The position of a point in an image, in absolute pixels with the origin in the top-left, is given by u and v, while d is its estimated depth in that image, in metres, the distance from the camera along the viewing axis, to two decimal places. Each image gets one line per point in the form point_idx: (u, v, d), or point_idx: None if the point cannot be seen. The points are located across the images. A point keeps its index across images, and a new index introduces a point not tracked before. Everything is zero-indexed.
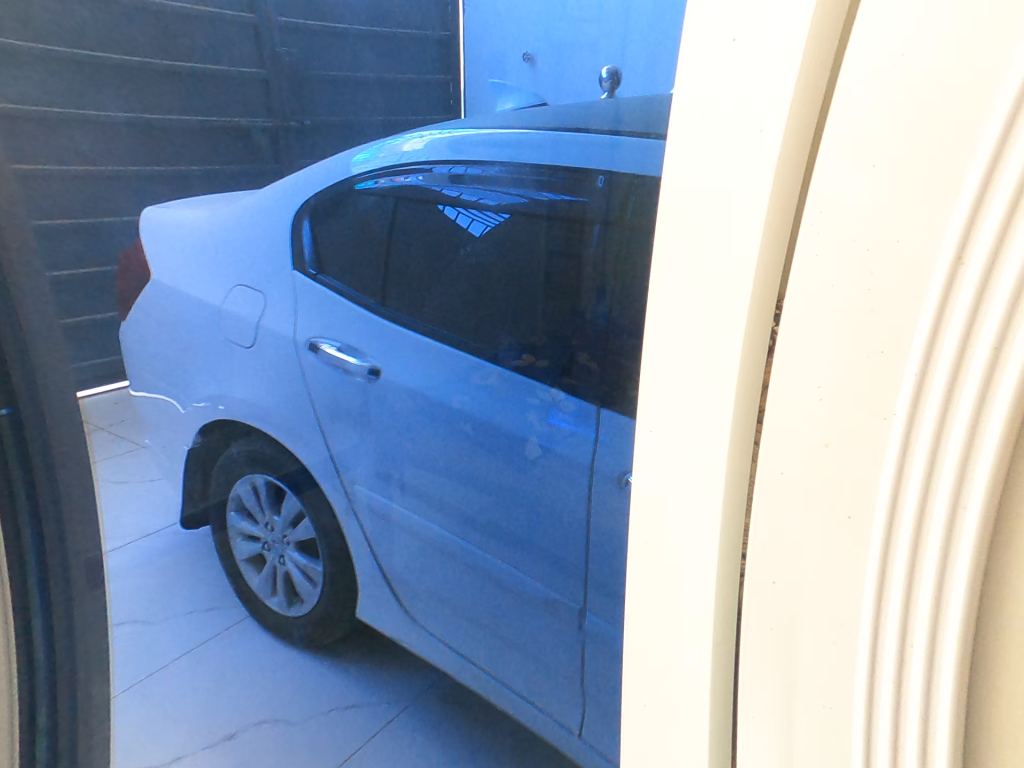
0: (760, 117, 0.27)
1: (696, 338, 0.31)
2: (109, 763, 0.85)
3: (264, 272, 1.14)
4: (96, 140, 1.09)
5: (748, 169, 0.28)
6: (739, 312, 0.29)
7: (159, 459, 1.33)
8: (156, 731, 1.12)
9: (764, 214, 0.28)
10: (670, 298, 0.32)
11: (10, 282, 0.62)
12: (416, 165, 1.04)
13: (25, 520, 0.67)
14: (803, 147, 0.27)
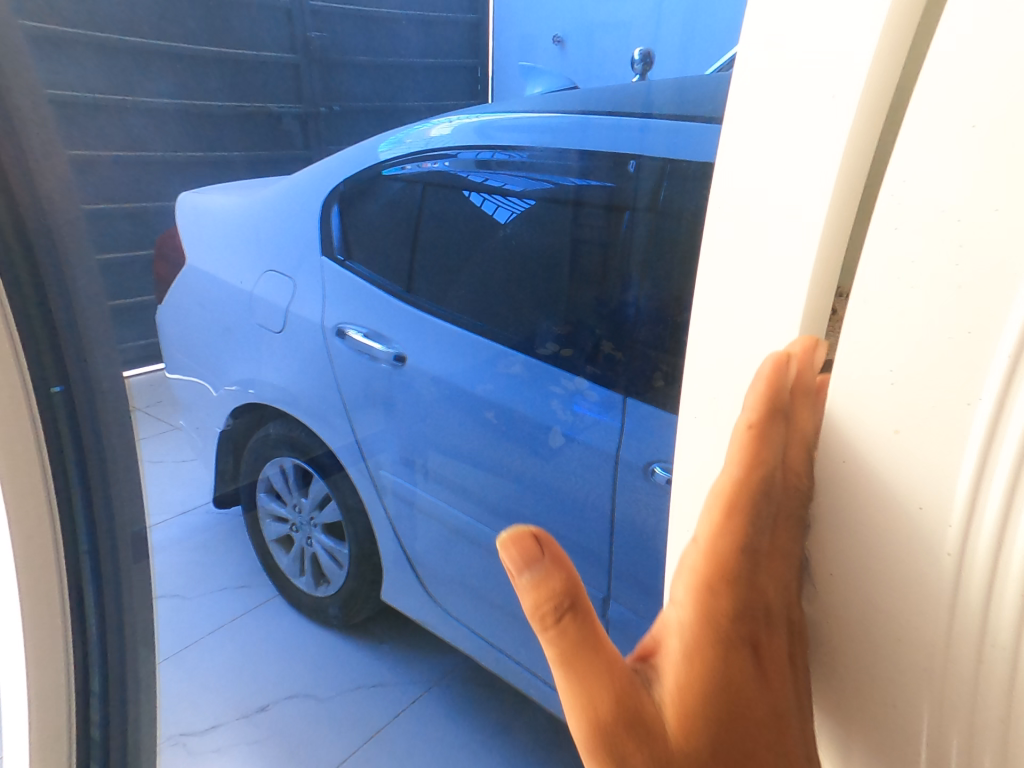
0: (822, 136, 0.31)
1: (760, 297, 0.36)
2: (151, 727, 0.88)
3: (293, 258, 1.15)
4: (149, 124, 1.17)
5: (807, 178, 0.32)
6: (805, 272, 0.33)
7: (194, 440, 1.37)
8: (194, 698, 1.21)
9: (834, 181, 0.31)
10: (735, 266, 0.36)
11: (64, 262, 0.64)
12: (444, 150, 1.03)
13: (77, 494, 0.69)
14: (871, 140, 0.30)
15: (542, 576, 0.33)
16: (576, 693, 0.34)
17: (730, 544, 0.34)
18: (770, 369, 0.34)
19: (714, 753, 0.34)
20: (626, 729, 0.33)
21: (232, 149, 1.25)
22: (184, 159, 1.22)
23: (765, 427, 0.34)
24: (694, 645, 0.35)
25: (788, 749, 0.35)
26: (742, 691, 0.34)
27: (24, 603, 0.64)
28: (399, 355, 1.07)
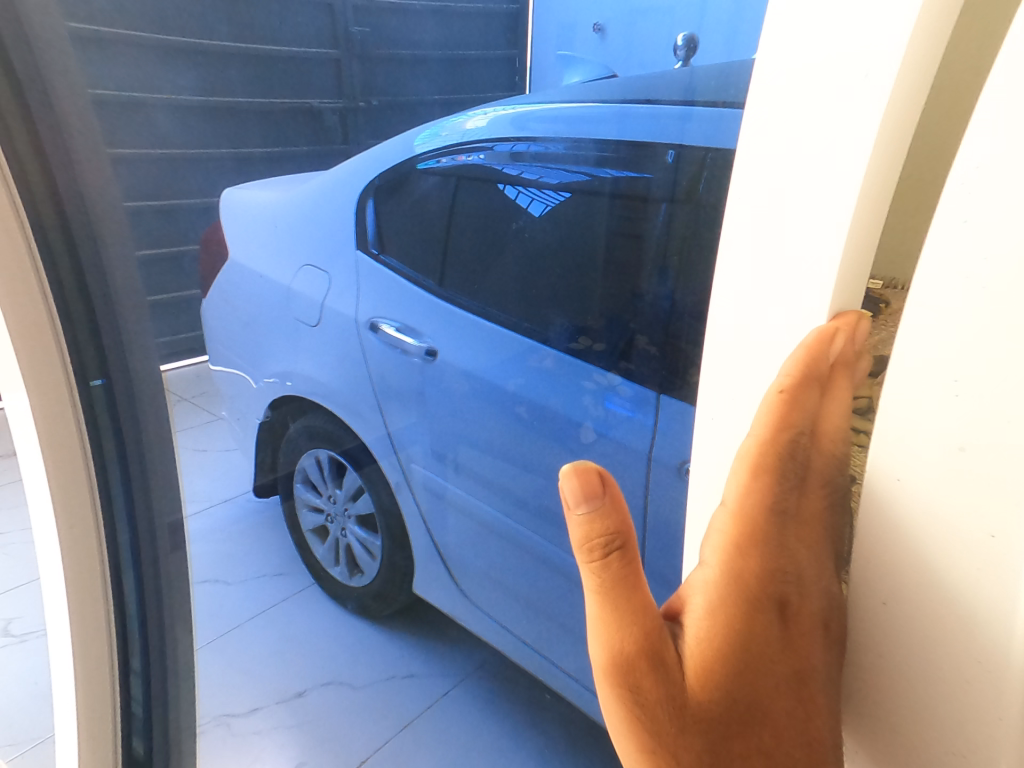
0: (851, 132, 0.30)
1: (781, 288, 0.34)
2: (188, 711, 0.91)
3: (329, 250, 1.17)
4: (176, 122, 1.07)
5: (834, 176, 0.31)
6: (831, 261, 0.32)
7: (235, 430, 1.41)
8: (234, 681, 1.26)
9: (866, 166, 0.30)
10: (757, 259, 0.35)
11: (105, 258, 0.66)
12: (479, 143, 1.01)
13: (117, 485, 0.72)
14: (903, 124, 0.29)
15: (599, 512, 0.32)
16: (605, 624, 0.33)
17: (760, 503, 0.34)
18: (812, 344, 0.34)
19: (726, 702, 0.33)
20: (646, 661, 0.33)
21: (254, 146, 1.13)
22: (214, 157, 1.15)
23: (797, 392, 0.34)
24: (719, 604, 0.34)
25: (803, 706, 0.34)
26: (764, 653, 0.34)
27: (69, 582, 0.68)
28: (430, 349, 1.08)
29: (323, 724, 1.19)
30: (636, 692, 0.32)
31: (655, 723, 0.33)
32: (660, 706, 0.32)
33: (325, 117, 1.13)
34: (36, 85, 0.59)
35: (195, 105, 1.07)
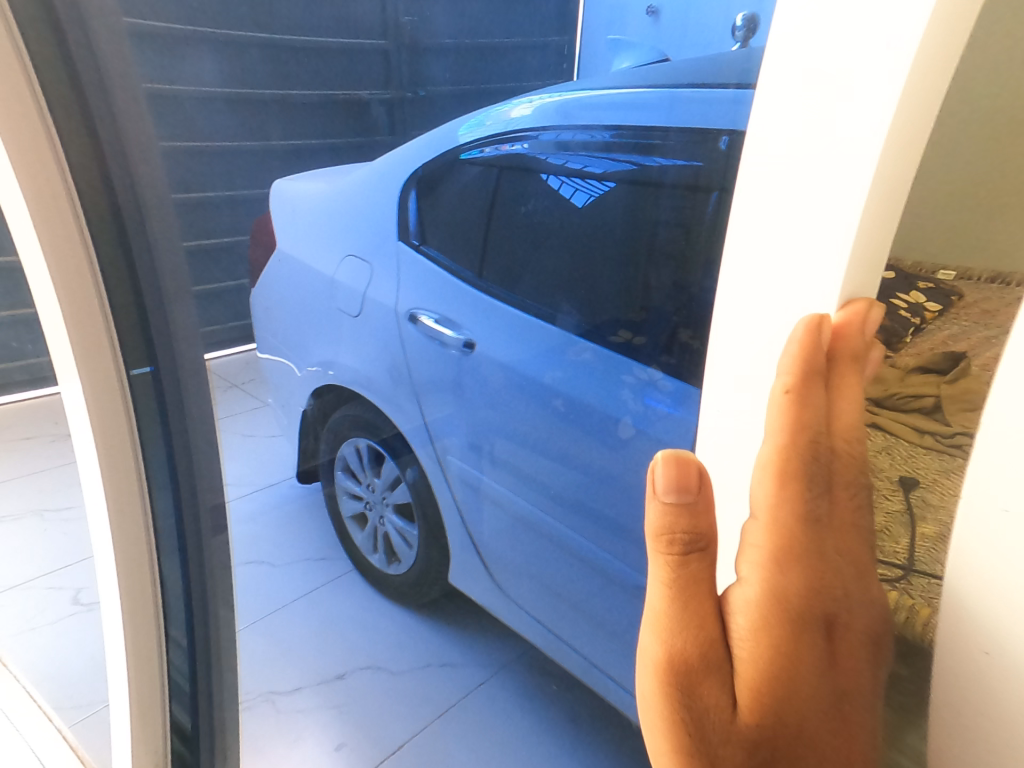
0: (860, 142, 0.33)
1: (801, 251, 0.37)
2: (232, 689, 0.94)
3: (372, 242, 1.19)
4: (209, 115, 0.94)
5: (853, 145, 0.34)
6: (849, 222, 0.35)
7: (279, 417, 1.42)
8: (280, 660, 1.30)
9: (884, 133, 0.32)
10: (778, 223, 0.38)
11: (154, 251, 0.68)
12: (525, 132, 0.97)
13: (157, 470, 0.74)
14: (916, 92, 0.32)
15: (687, 505, 0.35)
16: (670, 622, 0.36)
17: (791, 512, 0.35)
18: (804, 337, 0.37)
19: (775, 712, 0.35)
20: (700, 664, 0.36)
21: (284, 138, 1.06)
22: (251, 150, 1.05)
23: (802, 390, 0.36)
24: (762, 622, 0.35)
25: (844, 724, 0.36)
26: (810, 665, 0.35)
27: (118, 552, 0.72)
28: (468, 342, 1.08)
29: (363, 706, 1.22)
30: (690, 694, 0.36)
31: (703, 729, 0.35)
32: (712, 714, 0.35)
33: (373, 108, 1.08)
34: (91, 77, 0.60)
35: (221, 100, 0.96)
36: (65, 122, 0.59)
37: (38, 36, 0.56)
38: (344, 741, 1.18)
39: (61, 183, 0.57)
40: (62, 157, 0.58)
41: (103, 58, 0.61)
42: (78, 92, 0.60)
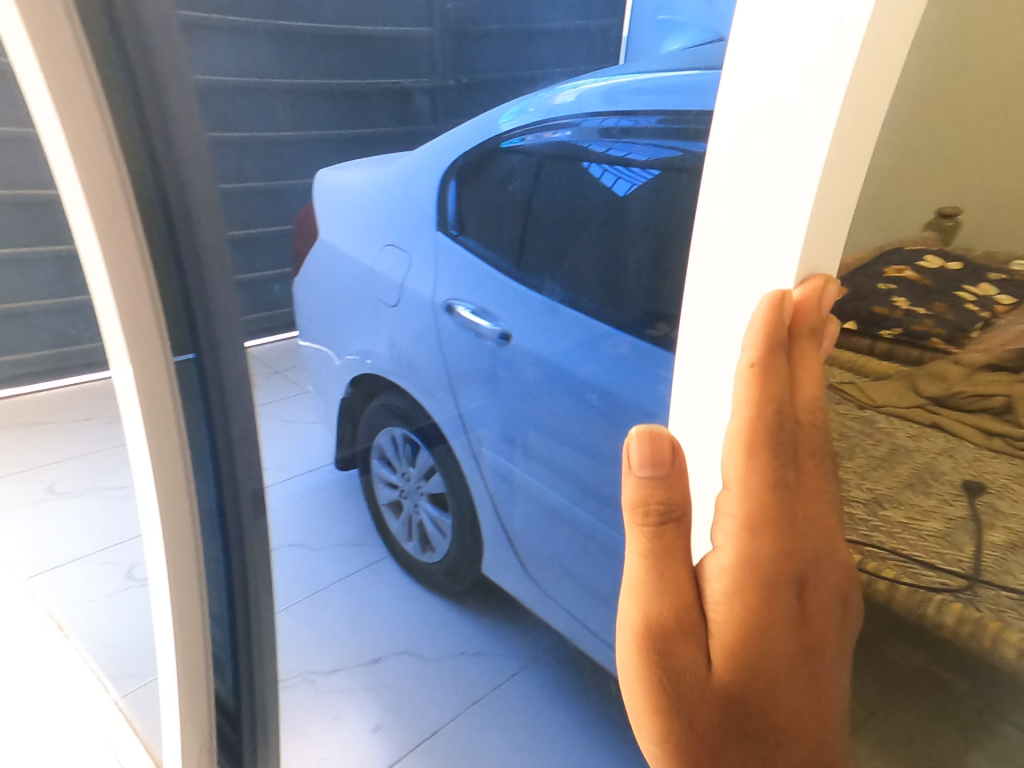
0: (807, 128, 0.32)
1: (756, 241, 0.36)
2: (272, 670, 0.96)
3: (411, 231, 1.21)
4: (242, 108, 0.90)
5: (803, 129, 0.32)
6: (802, 209, 0.33)
7: (319, 404, 1.36)
8: (321, 642, 1.32)
9: (834, 116, 0.31)
10: (733, 211, 0.37)
11: (201, 243, 0.70)
12: (566, 119, 0.93)
13: (207, 448, 0.79)
14: (863, 72, 0.30)
15: (660, 475, 0.35)
16: (645, 589, 0.37)
17: (761, 479, 0.35)
18: (766, 311, 0.36)
19: (747, 670, 0.36)
20: (675, 628, 0.37)
21: (326, 129, 1.00)
22: (298, 139, 1.01)
23: (767, 363, 0.35)
24: (735, 589, 0.36)
25: (814, 681, 0.37)
26: (781, 625, 0.36)
27: (166, 530, 0.74)
28: (504, 333, 1.09)
29: (400, 689, 1.27)
30: (666, 658, 0.37)
31: (679, 689, 0.37)
32: (689, 672, 0.37)
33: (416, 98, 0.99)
34: (144, 70, 0.62)
35: (262, 89, 0.91)
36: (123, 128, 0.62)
37: (93, 25, 0.57)
38: (379, 723, 1.24)
39: (118, 184, 0.60)
40: (120, 154, 0.60)
41: (158, 55, 0.62)
42: (134, 93, 0.62)
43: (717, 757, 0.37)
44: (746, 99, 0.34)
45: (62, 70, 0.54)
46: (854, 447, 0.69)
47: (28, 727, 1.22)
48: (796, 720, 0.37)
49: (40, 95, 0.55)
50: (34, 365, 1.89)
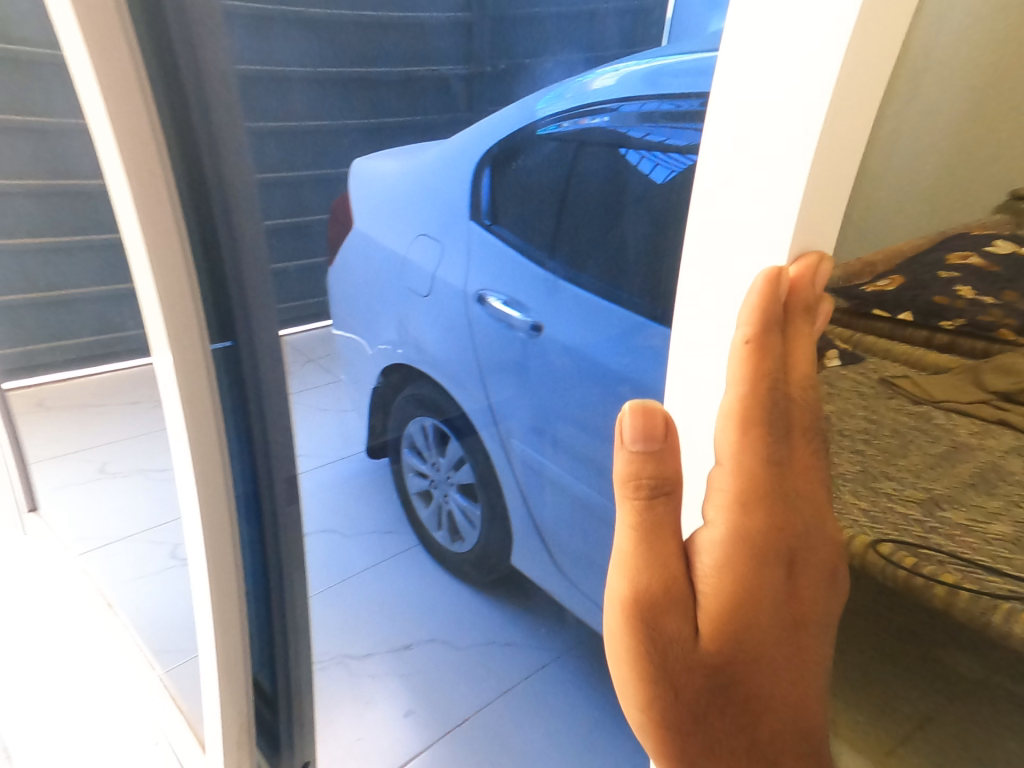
0: (802, 99, 0.32)
1: (752, 213, 0.36)
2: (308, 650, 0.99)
3: (443, 221, 1.20)
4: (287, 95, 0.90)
5: (798, 100, 0.32)
6: (797, 179, 0.34)
7: (351, 393, 1.40)
8: (353, 627, 1.35)
9: (829, 85, 0.31)
10: (731, 184, 0.37)
11: (239, 233, 0.71)
12: (605, 104, 0.87)
13: (246, 435, 0.81)
14: (861, 39, 0.30)
15: (655, 451, 0.34)
16: (634, 563, 0.36)
17: (755, 455, 0.35)
18: (764, 287, 0.35)
19: (734, 649, 0.35)
20: (663, 604, 0.36)
21: (363, 118, 1.00)
22: (333, 128, 1.00)
23: (762, 340, 0.34)
24: (726, 564, 0.35)
25: (802, 663, 0.36)
26: (770, 604, 0.35)
27: (205, 513, 0.76)
28: (535, 324, 1.08)
29: (430, 675, 1.31)
30: (652, 634, 0.36)
31: (665, 668, 0.36)
32: (675, 649, 0.36)
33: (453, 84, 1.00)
34: (186, 60, 0.62)
35: (303, 79, 0.91)
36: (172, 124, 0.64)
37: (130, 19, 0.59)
38: (411, 708, 1.28)
39: (162, 179, 0.61)
40: (162, 144, 0.61)
41: (200, 46, 0.63)
42: (177, 89, 0.63)
43: (698, 726, 0.36)
44: (745, 75, 0.35)
45: (111, 61, 0.55)
46: (904, 441, 0.56)
47: (82, 715, 1.33)
48: (783, 702, 0.36)
49: (91, 89, 0.56)
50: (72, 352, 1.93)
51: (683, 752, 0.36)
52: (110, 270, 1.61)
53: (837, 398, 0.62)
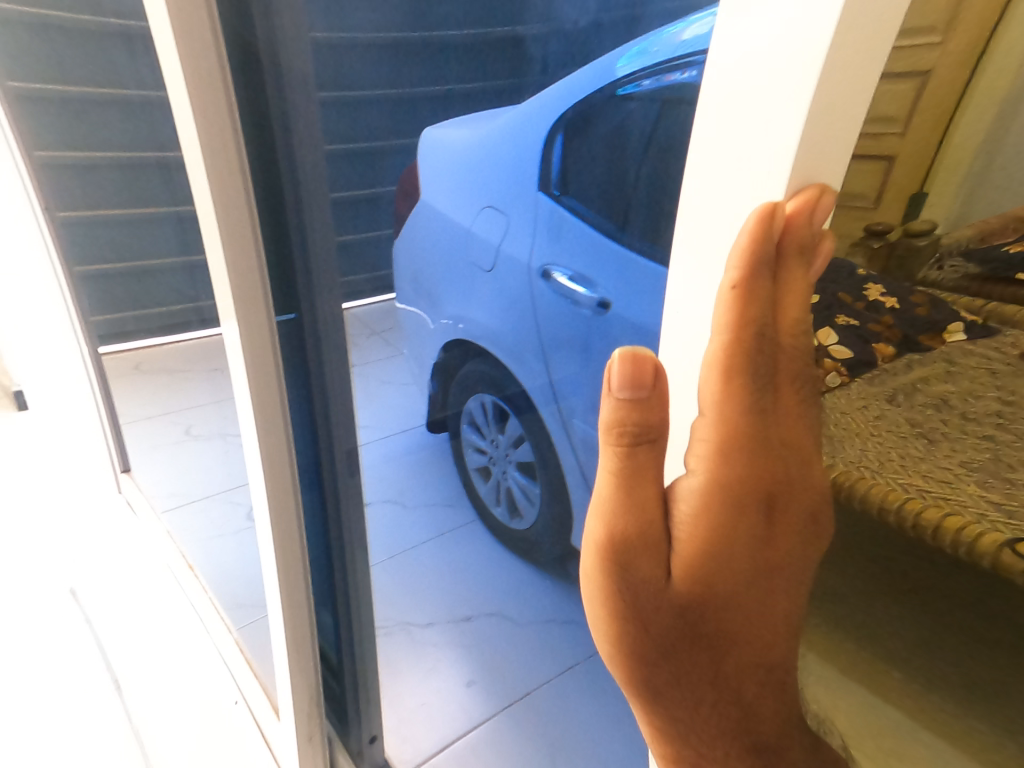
0: (803, 20, 0.29)
1: (749, 153, 0.33)
2: (370, 619, 1.02)
3: (507, 193, 1.14)
4: (359, 64, 0.89)
5: (804, 19, 0.29)
6: (795, 114, 0.30)
7: (411, 368, 1.44)
8: (415, 596, 1.40)
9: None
10: (729, 120, 0.34)
11: (304, 205, 0.70)
12: (690, 57, 0.66)
13: (311, 407, 0.83)
14: None
15: (639, 399, 0.34)
16: (610, 506, 0.36)
17: (735, 405, 0.33)
18: (754, 227, 0.32)
19: (704, 593, 0.35)
20: (637, 551, 0.35)
21: (431, 85, 0.97)
22: (402, 96, 0.98)
23: (750, 285, 0.32)
24: (703, 514, 0.35)
25: (772, 610, 0.35)
26: (746, 551, 0.35)
27: (269, 482, 0.78)
28: (603, 301, 1.01)
29: (492, 649, 1.34)
30: (623, 578, 0.36)
31: (635, 610, 0.36)
32: (647, 592, 0.36)
33: (529, 45, 0.91)
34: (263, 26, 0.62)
35: (372, 46, 0.89)
36: (253, 106, 0.66)
37: None
38: (473, 679, 1.31)
39: (234, 149, 0.61)
40: (236, 117, 0.61)
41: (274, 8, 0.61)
42: (253, 64, 0.64)
43: (666, 662, 0.36)
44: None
45: (187, 20, 0.55)
46: None
47: None
48: (753, 645, 0.36)
49: (176, 84, 0.57)
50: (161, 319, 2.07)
51: (653, 683, 0.37)
52: (182, 241, 1.66)
53: (958, 377, 0.55)
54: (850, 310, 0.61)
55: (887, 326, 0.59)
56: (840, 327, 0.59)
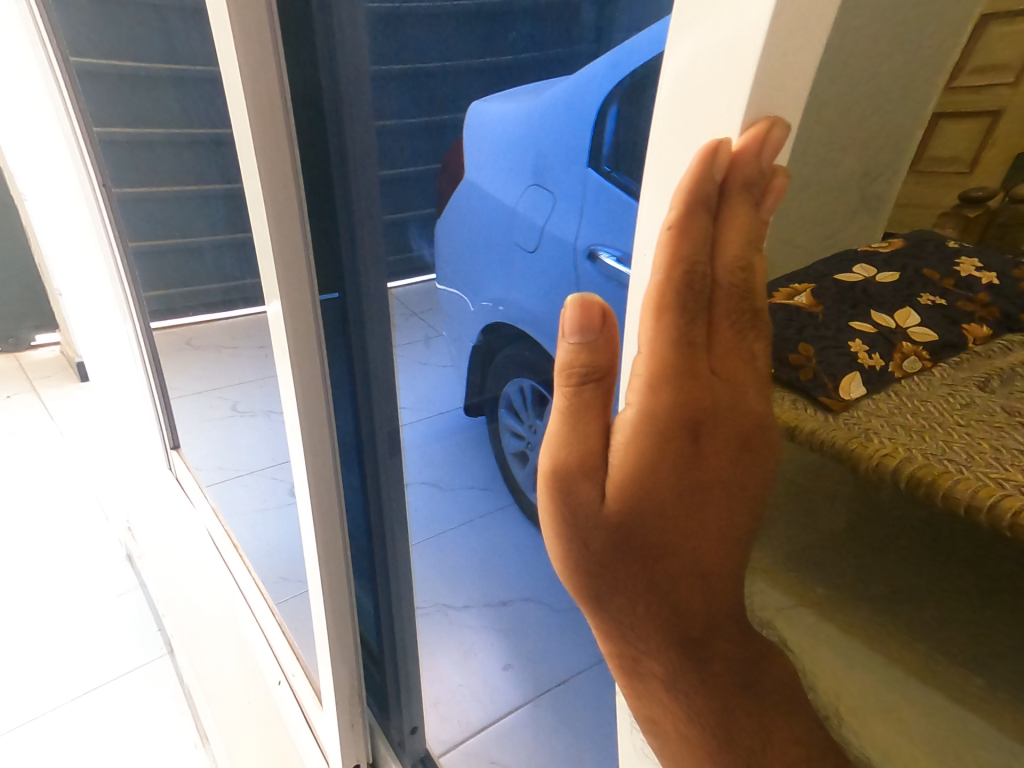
0: None
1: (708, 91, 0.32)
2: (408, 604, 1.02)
3: (557, 170, 1.07)
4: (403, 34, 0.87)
5: None
6: (748, 43, 0.29)
7: (450, 348, 1.41)
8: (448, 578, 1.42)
9: None
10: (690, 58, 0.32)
11: (348, 182, 0.69)
12: None
13: (353, 388, 0.83)
14: None
15: (589, 343, 0.36)
16: (559, 436, 0.39)
17: (666, 338, 0.34)
18: (695, 168, 0.32)
19: (635, 510, 0.37)
20: (578, 472, 0.38)
21: (478, 57, 0.95)
22: (449, 67, 0.95)
23: (686, 222, 0.33)
24: (634, 440, 0.36)
25: (696, 524, 0.37)
26: (677, 471, 0.36)
27: (309, 462, 0.79)
28: None
29: (525, 631, 1.37)
30: (566, 495, 0.38)
31: (574, 523, 0.38)
32: (585, 509, 0.38)
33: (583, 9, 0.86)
34: None
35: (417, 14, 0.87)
36: (301, 77, 0.65)
37: None
38: (509, 662, 1.33)
39: (283, 118, 0.60)
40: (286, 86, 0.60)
41: None
42: (307, 37, 0.63)
43: (604, 573, 0.38)
44: None
45: None
46: None
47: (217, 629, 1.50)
48: (680, 555, 0.38)
49: (228, 50, 0.56)
50: (213, 298, 2.14)
51: (592, 591, 0.39)
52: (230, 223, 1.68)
53: None
54: (940, 291, 0.53)
55: (983, 306, 0.52)
56: (926, 308, 0.51)
